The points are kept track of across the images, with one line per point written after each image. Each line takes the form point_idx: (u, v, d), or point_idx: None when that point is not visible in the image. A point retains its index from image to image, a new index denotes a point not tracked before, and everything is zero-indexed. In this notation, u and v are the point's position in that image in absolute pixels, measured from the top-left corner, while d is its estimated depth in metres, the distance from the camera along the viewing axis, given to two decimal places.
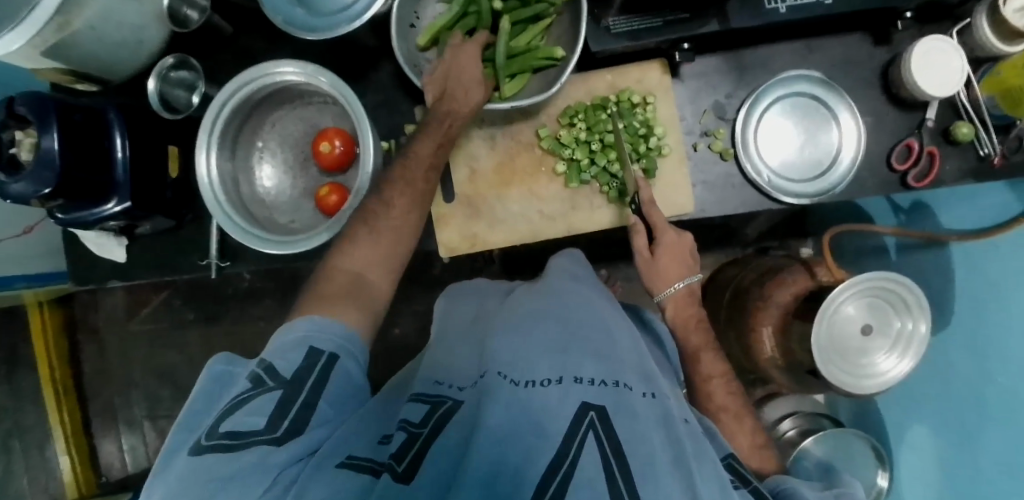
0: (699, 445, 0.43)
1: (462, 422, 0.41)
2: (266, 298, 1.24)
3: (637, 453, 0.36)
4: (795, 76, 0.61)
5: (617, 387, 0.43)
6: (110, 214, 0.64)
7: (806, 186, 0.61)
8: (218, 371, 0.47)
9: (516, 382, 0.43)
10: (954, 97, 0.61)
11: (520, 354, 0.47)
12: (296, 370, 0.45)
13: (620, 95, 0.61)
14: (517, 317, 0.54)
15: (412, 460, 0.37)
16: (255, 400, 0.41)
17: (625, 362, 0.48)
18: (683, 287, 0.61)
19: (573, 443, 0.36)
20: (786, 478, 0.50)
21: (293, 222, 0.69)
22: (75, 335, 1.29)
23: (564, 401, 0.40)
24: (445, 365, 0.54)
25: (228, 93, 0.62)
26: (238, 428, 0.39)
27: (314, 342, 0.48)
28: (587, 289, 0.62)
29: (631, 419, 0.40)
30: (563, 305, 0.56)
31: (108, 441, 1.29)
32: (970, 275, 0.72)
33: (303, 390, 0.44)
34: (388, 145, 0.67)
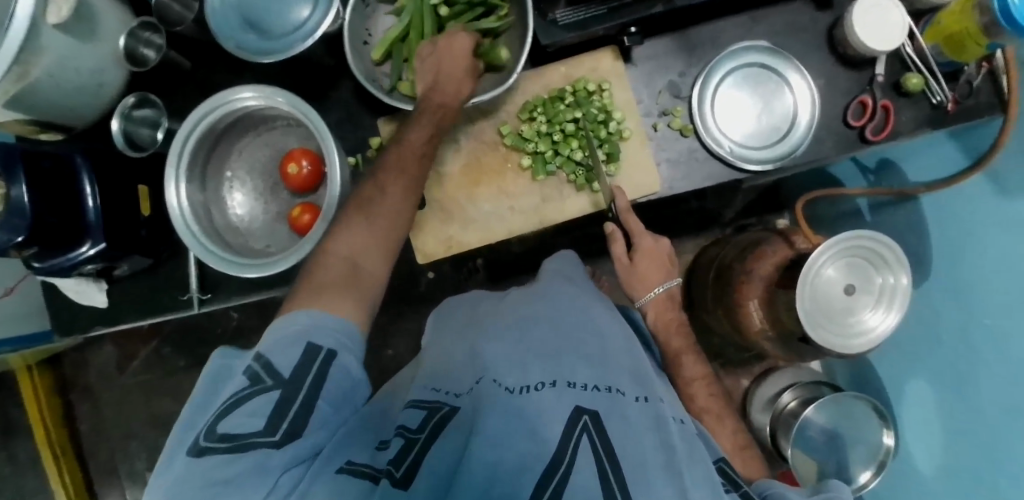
0: (693, 444, 0.44)
1: (458, 426, 0.41)
2: (257, 334, 1.23)
3: (628, 455, 0.37)
4: (742, 48, 0.63)
5: (610, 392, 0.44)
6: (85, 258, 0.64)
7: (766, 152, 0.63)
8: (220, 367, 0.46)
9: (510, 389, 0.43)
10: (900, 50, 0.62)
11: (514, 361, 0.48)
12: (295, 368, 0.43)
13: (575, 85, 0.62)
14: (510, 326, 0.55)
15: (411, 465, 0.37)
16: (252, 400, 0.40)
17: (619, 369, 0.49)
18: (664, 290, 0.67)
19: (569, 443, 0.37)
20: (774, 482, 0.49)
21: (269, 247, 0.69)
22: (68, 394, 1.27)
23: (557, 405, 0.41)
24: (445, 371, 0.52)
25: (191, 127, 0.62)
26: (236, 431, 0.37)
27: (313, 337, 0.45)
28: (577, 290, 0.64)
29: (623, 423, 0.41)
30: (552, 310, 0.57)
31: (111, 497, 1.26)
32: (943, 224, 0.73)
33: (302, 389, 0.42)
34: (355, 160, 0.68)
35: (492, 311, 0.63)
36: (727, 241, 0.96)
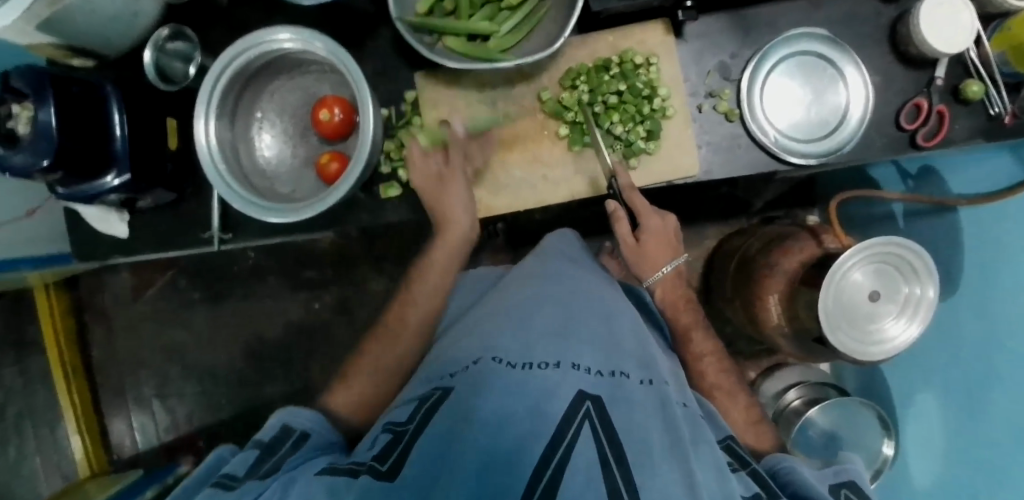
0: (698, 428, 0.44)
1: (451, 410, 0.42)
2: (270, 276, 1.25)
3: (631, 437, 0.37)
4: (801, 34, 0.60)
5: (614, 376, 0.45)
6: (109, 189, 0.62)
7: (812, 145, 0.60)
8: (222, 454, 0.47)
9: (513, 366, 0.44)
10: (964, 54, 0.59)
11: (519, 342, 0.48)
12: (272, 438, 0.50)
13: (622, 56, 0.60)
14: (515, 307, 0.55)
15: (396, 460, 0.38)
16: (239, 460, 0.45)
17: (625, 353, 0.50)
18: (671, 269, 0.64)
19: (570, 423, 0.37)
20: (783, 456, 0.50)
21: (294, 192, 0.69)
22: (83, 316, 1.30)
23: (561, 384, 0.41)
24: (443, 361, 0.53)
25: (219, 72, 0.61)
26: (226, 476, 0.42)
27: (291, 423, 0.53)
28: (582, 274, 0.65)
29: (626, 406, 0.41)
30: (558, 294, 0.58)
31: (118, 420, 1.30)
32: (980, 241, 0.70)
33: (281, 451, 0.48)
34: (388, 112, 0.66)
35: (498, 294, 0.63)
36: (755, 229, 0.96)
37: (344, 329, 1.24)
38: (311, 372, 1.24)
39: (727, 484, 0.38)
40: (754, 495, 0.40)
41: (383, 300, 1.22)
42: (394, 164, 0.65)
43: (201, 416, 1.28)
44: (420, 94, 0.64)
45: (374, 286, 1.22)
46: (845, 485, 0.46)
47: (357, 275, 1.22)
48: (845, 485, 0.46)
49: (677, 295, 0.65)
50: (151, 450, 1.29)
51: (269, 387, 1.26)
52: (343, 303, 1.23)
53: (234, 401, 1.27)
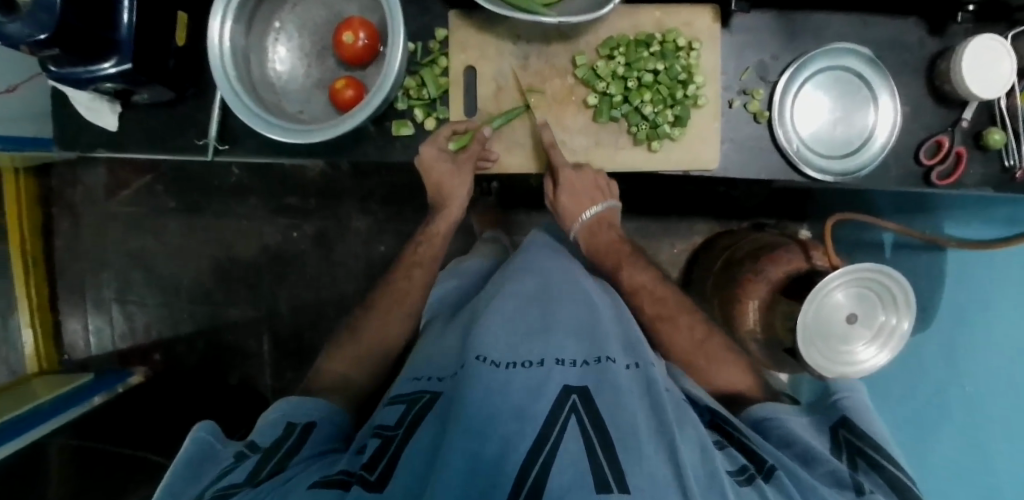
0: (683, 409, 0.46)
1: (435, 418, 0.44)
2: (253, 197, 1.21)
3: (617, 426, 0.39)
4: (844, 49, 0.59)
5: (599, 363, 0.47)
6: (107, 76, 0.58)
7: (832, 162, 0.60)
8: (203, 438, 0.48)
9: (496, 364, 0.45)
10: (994, 101, 0.59)
11: (500, 340, 0.49)
12: (272, 439, 0.49)
13: (665, 35, 0.59)
14: (499, 300, 0.56)
15: (385, 468, 0.40)
16: (240, 465, 0.44)
17: (608, 337, 0.51)
18: (595, 216, 0.67)
19: (555, 424, 0.39)
20: (775, 405, 0.54)
21: (302, 113, 0.66)
22: (50, 208, 1.24)
23: (544, 384, 0.43)
24: (427, 361, 0.56)
25: None
26: (226, 483, 0.41)
27: (292, 418, 0.53)
28: (569, 261, 0.66)
29: (613, 394, 0.43)
30: (544, 284, 0.59)
31: (74, 319, 1.27)
32: (962, 285, 0.73)
33: (282, 448, 0.48)
34: (414, 47, 0.63)
35: (484, 285, 0.64)
36: (745, 234, 0.97)
37: (320, 264, 1.22)
38: (280, 302, 1.23)
39: (711, 460, 0.40)
40: (740, 467, 0.43)
41: (363, 240, 1.20)
42: (411, 103, 0.63)
43: (161, 328, 1.25)
44: (452, 35, 0.62)
45: (357, 226, 1.20)
46: (840, 425, 0.51)
47: (342, 211, 1.19)
48: (841, 424, 0.51)
49: (603, 241, 0.69)
50: (104, 354, 1.26)
51: (234, 309, 1.23)
52: (323, 238, 1.21)
53: (196, 318, 1.24)
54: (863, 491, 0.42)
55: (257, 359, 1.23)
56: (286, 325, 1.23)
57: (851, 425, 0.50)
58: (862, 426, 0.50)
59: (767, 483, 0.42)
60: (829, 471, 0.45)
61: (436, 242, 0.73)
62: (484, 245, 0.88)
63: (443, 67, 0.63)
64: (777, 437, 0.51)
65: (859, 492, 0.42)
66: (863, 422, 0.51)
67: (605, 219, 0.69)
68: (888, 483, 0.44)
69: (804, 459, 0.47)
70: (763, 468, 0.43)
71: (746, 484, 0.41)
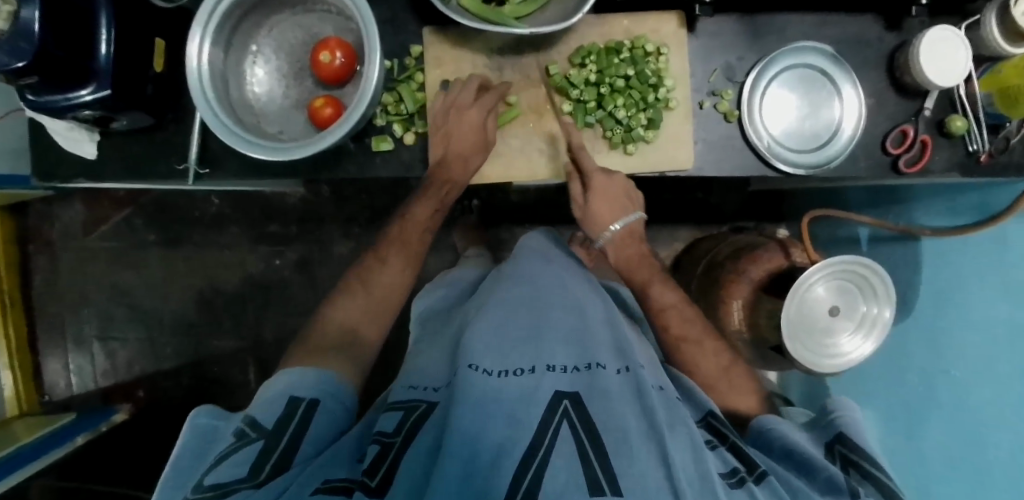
0: (674, 409, 0.46)
1: (433, 424, 0.44)
2: (234, 226, 1.20)
3: (609, 431, 0.40)
4: (805, 47, 0.61)
5: (589, 369, 0.47)
6: (84, 103, 0.58)
7: (803, 157, 0.62)
8: (201, 424, 0.49)
9: (488, 372, 0.45)
10: (953, 89, 0.62)
11: (491, 348, 0.49)
12: (277, 422, 0.47)
13: (634, 42, 0.61)
14: (489, 307, 0.56)
15: (386, 471, 0.40)
16: (239, 451, 0.43)
17: (599, 343, 0.51)
18: (622, 226, 0.65)
19: (548, 429, 0.40)
20: (773, 420, 0.53)
21: (282, 134, 0.66)
22: (27, 246, 1.22)
23: (537, 389, 0.44)
24: (420, 370, 0.56)
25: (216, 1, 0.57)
26: (224, 477, 0.41)
27: (295, 392, 0.51)
28: (558, 266, 0.66)
29: (603, 399, 0.43)
30: (534, 290, 0.59)
31: (54, 358, 1.24)
32: (937, 271, 0.74)
33: (286, 436, 0.46)
34: (391, 64, 0.64)
35: (475, 297, 0.65)
36: (726, 237, 0.98)
37: (304, 289, 1.20)
38: (265, 330, 1.21)
39: (703, 460, 0.40)
40: (731, 470, 0.43)
41: (347, 264, 1.19)
42: (390, 118, 0.64)
43: (144, 364, 1.23)
44: (427, 51, 0.63)
45: (340, 250, 1.19)
46: (835, 440, 0.51)
47: (324, 236, 1.19)
48: (835, 439, 0.51)
49: (631, 254, 0.67)
50: (86, 392, 1.23)
51: (218, 340, 1.21)
52: (306, 264, 1.20)
53: (180, 352, 1.22)
54: (857, 492, 0.43)
55: (243, 391, 1.20)
56: (271, 354, 1.21)
57: (846, 439, 0.50)
58: (854, 438, 0.50)
59: (758, 486, 0.42)
60: (824, 477, 0.45)
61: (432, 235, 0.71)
62: (468, 261, 0.88)
63: (419, 82, 0.64)
64: (773, 447, 0.51)
65: (853, 494, 0.43)
66: (858, 436, 0.51)
67: (634, 231, 0.67)
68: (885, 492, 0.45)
69: (798, 469, 0.48)
70: (754, 472, 0.44)
71: (738, 486, 0.41)
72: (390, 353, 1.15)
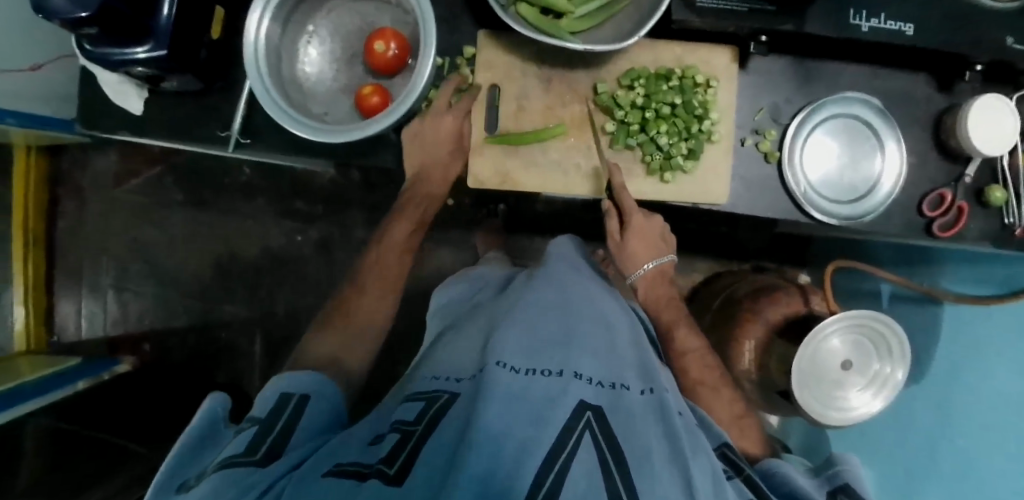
0: (697, 436, 0.46)
1: (454, 417, 0.42)
2: (260, 197, 1.22)
3: (633, 449, 0.39)
4: (854, 99, 0.61)
5: (614, 388, 0.46)
6: (138, 60, 0.60)
7: (838, 206, 0.62)
8: (203, 410, 0.49)
9: (516, 370, 0.44)
10: (997, 159, 0.61)
11: (520, 348, 0.47)
12: (269, 412, 0.48)
13: (685, 71, 0.61)
14: (519, 309, 0.56)
15: (403, 463, 0.37)
16: (240, 435, 0.44)
17: (625, 363, 0.51)
18: (654, 266, 0.67)
19: (572, 434, 0.38)
20: (779, 463, 0.53)
21: (326, 115, 0.67)
22: (58, 189, 1.25)
23: (563, 393, 0.42)
24: (448, 360, 0.56)
25: None
26: (223, 456, 0.41)
27: (287, 389, 0.53)
28: (586, 278, 0.66)
29: (628, 419, 0.43)
30: (564, 298, 0.58)
31: (67, 302, 1.26)
32: (957, 340, 0.73)
33: (279, 421, 0.47)
34: (442, 62, 0.65)
35: (500, 298, 0.65)
36: (747, 275, 0.97)
37: (319, 268, 1.22)
38: (276, 303, 1.22)
39: (721, 494, 0.40)
40: None
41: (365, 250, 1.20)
42: (434, 114, 0.65)
43: (153, 319, 1.24)
44: (479, 53, 0.64)
45: (361, 236, 1.20)
46: (838, 490, 0.50)
47: (347, 219, 1.20)
48: (838, 489, 0.50)
49: (660, 294, 0.68)
50: (93, 339, 1.25)
51: (228, 307, 1.23)
52: (325, 244, 1.21)
53: (190, 313, 1.24)
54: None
55: (246, 359, 1.21)
56: (279, 328, 1.22)
57: (849, 489, 0.49)
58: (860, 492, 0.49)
59: None
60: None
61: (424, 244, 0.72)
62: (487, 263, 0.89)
63: (466, 83, 0.64)
64: (778, 487, 0.50)
65: None
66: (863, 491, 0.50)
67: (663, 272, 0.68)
68: None
69: None
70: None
71: None
72: (395, 343, 1.16)
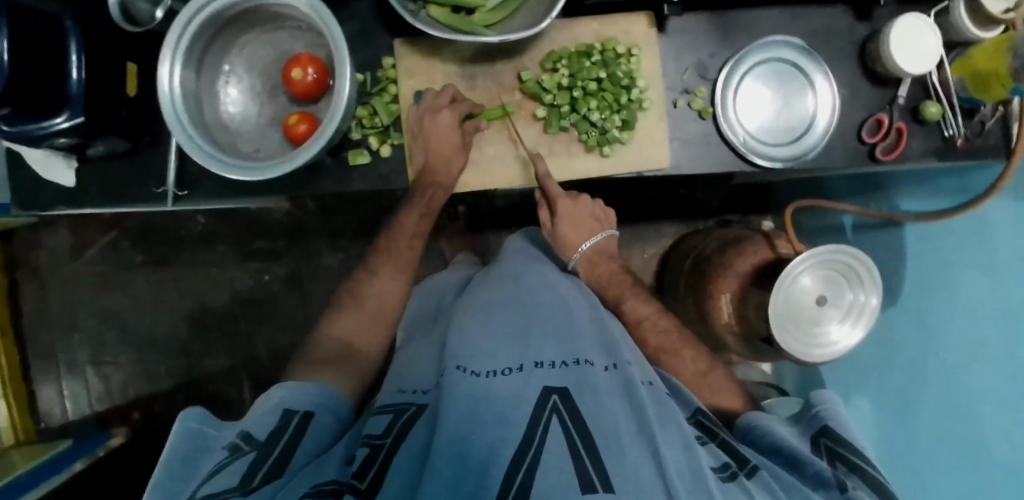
0: (664, 406, 0.47)
1: (422, 429, 0.44)
2: (221, 244, 1.20)
3: (599, 428, 0.40)
4: (776, 42, 0.61)
5: (578, 365, 0.48)
6: (60, 131, 0.57)
7: (779, 149, 0.62)
8: (191, 430, 0.48)
9: (476, 374, 0.46)
10: (925, 76, 0.62)
11: (479, 351, 0.50)
12: (269, 433, 0.47)
13: (605, 44, 0.61)
14: (477, 311, 0.58)
15: (375, 477, 0.40)
16: (232, 463, 0.42)
17: (586, 341, 0.53)
18: (592, 245, 0.71)
19: (538, 426, 0.40)
20: (760, 415, 0.53)
21: (258, 152, 0.66)
22: (15, 274, 1.22)
23: (526, 387, 0.44)
24: (408, 374, 0.58)
25: (185, 24, 0.57)
26: (215, 489, 0.39)
27: (290, 405, 0.52)
28: (543, 268, 0.68)
29: (593, 395, 0.44)
30: (519, 292, 0.60)
31: (47, 385, 1.23)
32: (921, 256, 0.74)
33: (278, 446, 0.46)
34: (363, 78, 0.64)
35: (461, 301, 0.66)
36: (711, 232, 0.98)
37: (294, 304, 1.20)
38: (257, 347, 1.20)
39: (695, 459, 0.40)
40: (723, 464, 0.43)
41: (336, 276, 1.19)
42: (366, 131, 0.64)
43: (138, 386, 1.22)
44: (399, 63, 0.63)
45: (328, 262, 1.19)
46: (820, 433, 0.51)
47: (312, 249, 1.19)
48: (820, 432, 0.52)
49: (603, 271, 0.71)
50: (81, 418, 1.22)
51: (210, 359, 1.21)
52: (295, 277, 1.20)
53: (173, 373, 1.21)
54: (845, 487, 0.43)
55: (239, 408, 1.19)
56: (266, 370, 1.20)
57: (832, 432, 0.51)
58: (842, 432, 0.50)
59: (750, 479, 0.43)
60: (815, 473, 0.45)
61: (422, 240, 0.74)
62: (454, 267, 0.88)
63: (392, 94, 0.65)
64: (760, 443, 0.51)
65: (841, 489, 0.43)
66: (845, 429, 0.51)
67: (602, 249, 0.73)
68: (869, 482, 0.44)
69: (787, 464, 0.48)
70: (745, 467, 0.44)
71: (729, 480, 0.41)
72: None
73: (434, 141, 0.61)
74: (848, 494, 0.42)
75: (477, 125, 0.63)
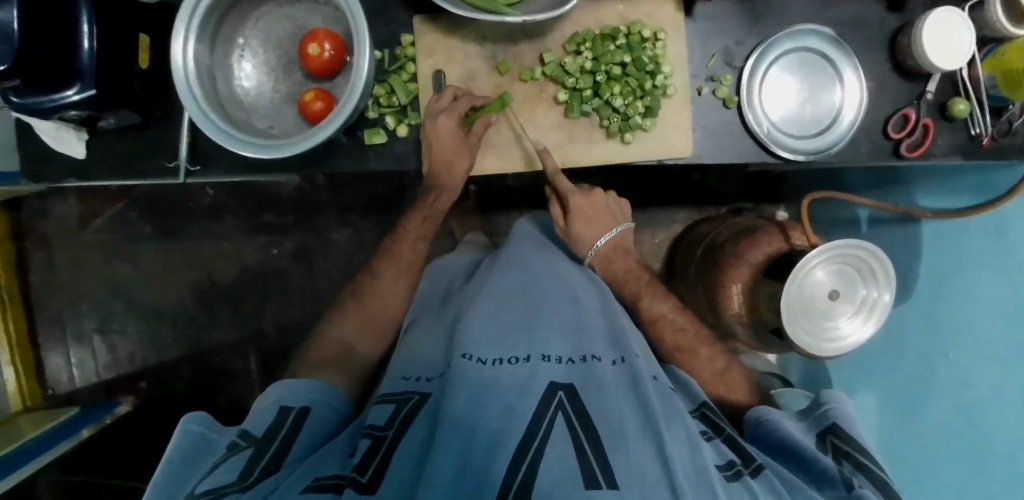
0: (669, 399, 0.47)
1: (423, 420, 0.45)
2: (228, 217, 1.19)
3: (604, 424, 0.41)
4: (805, 31, 0.60)
5: (585, 361, 0.49)
6: (70, 104, 0.56)
7: (802, 142, 0.61)
8: (193, 431, 0.49)
9: (482, 361, 0.47)
10: (955, 72, 0.61)
11: (486, 339, 0.50)
12: (266, 429, 0.49)
13: (630, 28, 0.60)
14: (485, 296, 0.58)
15: (376, 470, 0.40)
16: (229, 460, 0.44)
17: (594, 335, 0.54)
18: (607, 241, 0.67)
19: (542, 421, 0.41)
20: (770, 412, 0.54)
21: (272, 129, 0.65)
22: (23, 242, 1.22)
23: (533, 379, 0.45)
24: (411, 361, 0.58)
25: None
26: (213, 484, 0.41)
27: (286, 402, 0.53)
28: (552, 255, 0.68)
29: (599, 391, 0.45)
30: (527, 280, 0.61)
31: (55, 353, 1.24)
32: (936, 256, 0.73)
33: (275, 441, 0.48)
34: (381, 55, 0.63)
35: (470, 288, 0.67)
36: (724, 219, 0.98)
37: (302, 280, 1.20)
38: (265, 322, 1.21)
39: (700, 455, 0.40)
40: (728, 462, 0.43)
41: (345, 253, 1.19)
42: (382, 110, 0.63)
43: (145, 356, 1.23)
44: (419, 40, 0.62)
45: (337, 239, 1.18)
46: (826, 430, 0.51)
47: (321, 224, 1.18)
48: (829, 429, 0.51)
49: (620, 268, 0.68)
50: (88, 385, 1.24)
51: (217, 332, 1.21)
52: (304, 252, 1.19)
53: (180, 344, 1.22)
54: (852, 485, 0.43)
55: (244, 380, 1.20)
56: (272, 345, 1.21)
57: (840, 430, 0.50)
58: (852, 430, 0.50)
59: (755, 479, 0.42)
60: (822, 469, 0.45)
61: (438, 225, 0.72)
62: (465, 247, 0.88)
63: (411, 73, 0.63)
64: (768, 439, 0.52)
65: (848, 487, 0.43)
66: (855, 429, 0.51)
67: (620, 244, 0.69)
68: (875, 481, 0.45)
69: (795, 458, 0.48)
70: (750, 465, 0.44)
71: (735, 478, 0.41)
72: None
73: (449, 133, 0.60)
74: (854, 493, 0.42)
75: (485, 121, 0.61)
